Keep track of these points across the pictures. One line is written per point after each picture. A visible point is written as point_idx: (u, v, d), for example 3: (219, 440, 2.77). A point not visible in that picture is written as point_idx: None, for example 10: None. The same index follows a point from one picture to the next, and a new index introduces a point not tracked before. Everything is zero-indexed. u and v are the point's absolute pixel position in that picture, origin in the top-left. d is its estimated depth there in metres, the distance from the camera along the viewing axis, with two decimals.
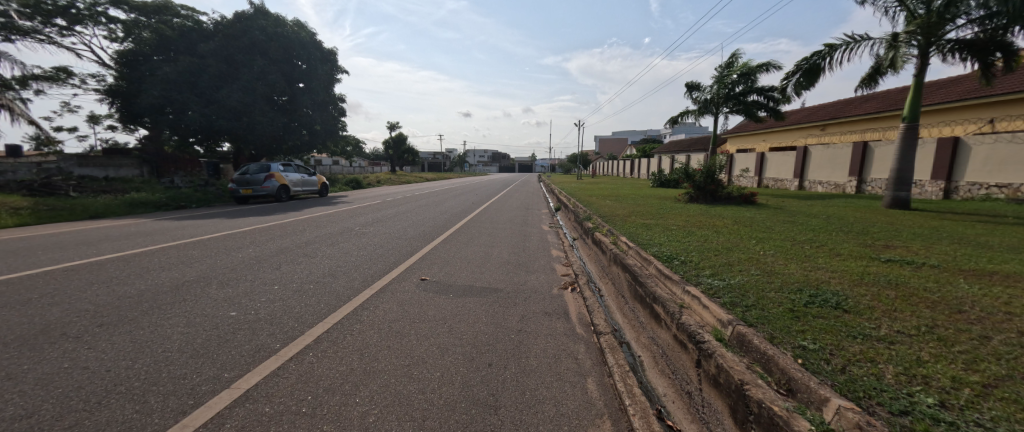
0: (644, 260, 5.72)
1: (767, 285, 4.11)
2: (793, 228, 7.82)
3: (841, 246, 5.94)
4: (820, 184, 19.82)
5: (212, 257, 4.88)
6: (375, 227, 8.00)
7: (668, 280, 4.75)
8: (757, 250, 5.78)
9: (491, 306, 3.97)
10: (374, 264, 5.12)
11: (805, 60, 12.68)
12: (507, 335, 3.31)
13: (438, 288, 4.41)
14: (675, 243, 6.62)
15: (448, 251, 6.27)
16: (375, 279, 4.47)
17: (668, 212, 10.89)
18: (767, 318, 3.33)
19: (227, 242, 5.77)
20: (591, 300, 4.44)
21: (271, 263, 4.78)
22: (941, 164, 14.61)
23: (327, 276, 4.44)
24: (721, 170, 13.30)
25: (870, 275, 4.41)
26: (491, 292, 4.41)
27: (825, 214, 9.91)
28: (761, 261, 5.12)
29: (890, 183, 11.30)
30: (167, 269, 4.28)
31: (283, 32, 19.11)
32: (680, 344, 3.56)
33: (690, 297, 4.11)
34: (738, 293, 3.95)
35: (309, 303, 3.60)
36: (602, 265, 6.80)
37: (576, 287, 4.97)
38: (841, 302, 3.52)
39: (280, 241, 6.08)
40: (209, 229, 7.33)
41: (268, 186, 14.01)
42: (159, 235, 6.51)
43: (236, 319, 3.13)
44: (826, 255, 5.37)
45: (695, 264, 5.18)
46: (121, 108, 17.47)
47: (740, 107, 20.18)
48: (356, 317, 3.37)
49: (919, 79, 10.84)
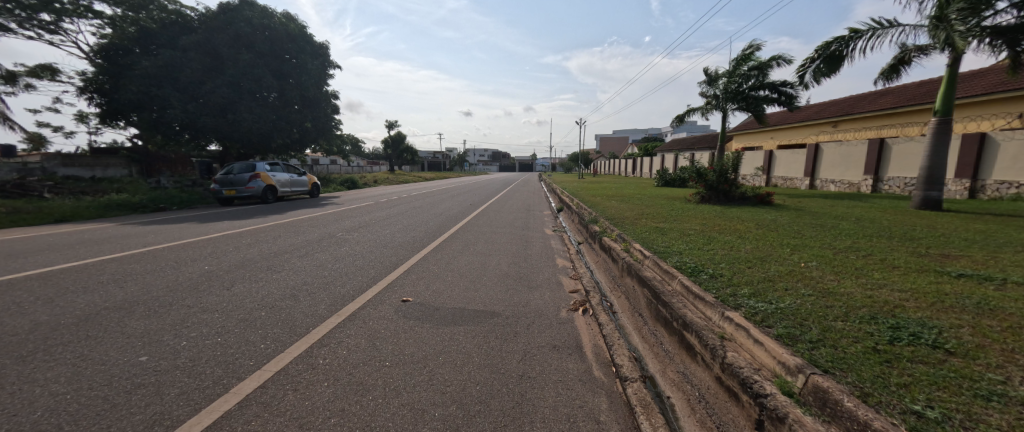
0: (665, 273, 4.93)
1: (828, 311, 3.32)
2: (825, 233, 6.97)
3: (892, 256, 5.12)
4: (833, 183, 19.06)
5: (153, 274, 4.08)
6: (359, 233, 7.20)
7: (698, 301, 3.97)
8: (795, 261, 4.98)
9: (486, 338, 3.17)
10: (348, 282, 4.30)
11: (825, 46, 11.85)
12: (505, 386, 2.51)
13: (422, 313, 3.60)
14: (697, 251, 5.80)
15: (439, 262, 5.47)
16: (346, 302, 3.67)
17: (681, 213, 10.10)
18: (849, 363, 2.52)
19: (184, 253, 5.01)
20: (608, 326, 3.65)
21: (223, 281, 3.97)
22: (967, 161, 13.82)
23: (285, 299, 3.63)
24: (734, 169, 12.47)
25: (949, 295, 3.61)
26: (486, 318, 3.61)
27: (853, 216, 9.10)
28: (808, 276, 4.32)
29: (920, 182, 10.50)
30: (88, 292, 3.49)
31: (269, 24, 18.27)
32: (725, 389, 2.77)
33: (732, 326, 3.31)
34: (795, 323, 3.15)
35: (251, 339, 2.79)
36: (613, 276, 6.03)
37: (587, 309, 4.16)
38: (937, 338, 2.72)
39: (245, 251, 5.28)
40: (174, 235, 6.55)
41: (253, 186, 13.19)
42: (111, 243, 5.75)
43: (144, 370, 2.33)
44: (881, 268, 4.57)
45: (728, 280, 4.37)
46: (101, 104, 16.62)
47: (750, 102, 19.30)
48: (308, 362, 2.57)
49: (952, 69, 10.05)
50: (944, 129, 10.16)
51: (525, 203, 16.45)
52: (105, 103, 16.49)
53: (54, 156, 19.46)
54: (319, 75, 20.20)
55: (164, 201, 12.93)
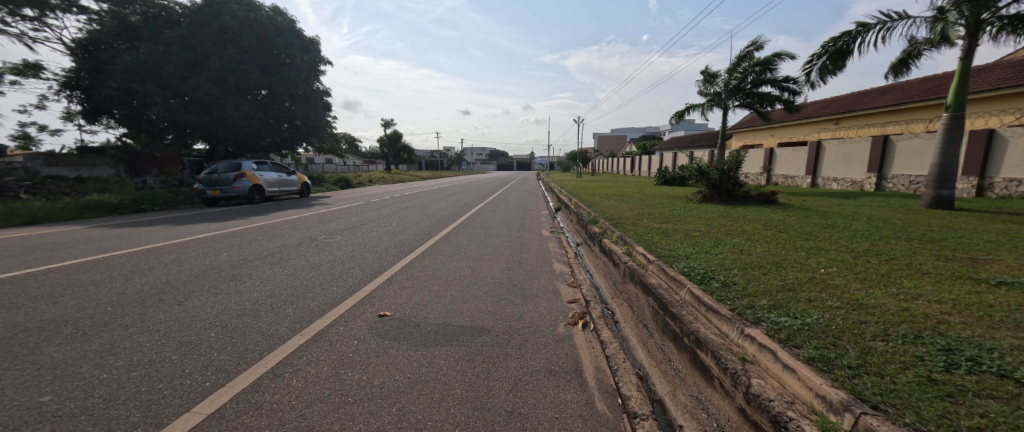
0: (672, 280, 4.50)
1: (863, 328, 2.89)
2: (838, 234, 6.55)
3: (918, 261, 4.71)
4: (836, 181, 18.70)
5: (97, 286, 3.62)
6: (343, 236, 6.74)
7: (712, 314, 3.54)
8: (813, 266, 4.57)
9: (471, 363, 2.73)
10: (319, 294, 3.83)
11: (832, 41, 11.47)
12: (490, 428, 2.06)
13: (400, 331, 3.15)
14: (705, 256, 5.38)
15: (426, 269, 5.02)
16: (312, 319, 3.22)
17: (684, 213, 9.69)
18: (903, 398, 2.09)
19: (146, 260, 4.56)
20: (611, 345, 3.22)
21: (176, 294, 3.51)
22: (974, 157, 13.45)
23: (243, 316, 3.17)
24: (739, 167, 12.03)
25: (996, 308, 3.19)
26: (473, 336, 3.16)
27: (866, 216, 8.66)
28: (831, 284, 3.92)
29: (931, 180, 10.11)
30: (14, 309, 3.03)
31: (255, 17, 17.70)
32: (750, 425, 2.33)
33: (754, 346, 2.88)
34: (828, 343, 2.72)
35: (189, 371, 2.34)
36: (614, 282, 5.60)
37: (588, 323, 3.72)
38: (1002, 365, 2.30)
39: (212, 257, 4.82)
40: (143, 238, 6.09)
41: (238, 186, 12.68)
42: (69, 249, 5.27)
43: (38, 416, 1.87)
44: (909, 275, 4.16)
45: (743, 289, 3.94)
46: (81, 100, 16.00)
47: (752, 99, 18.88)
48: (252, 399, 2.11)
49: (966, 62, 9.66)
50: (956, 126, 9.79)
51: (522, 202, 16.00)
52: (85, 100, 15.89)
53: (39, 155, 19.03)
54: (308, 71, 19.65)
55: (146, 201, 12.42)
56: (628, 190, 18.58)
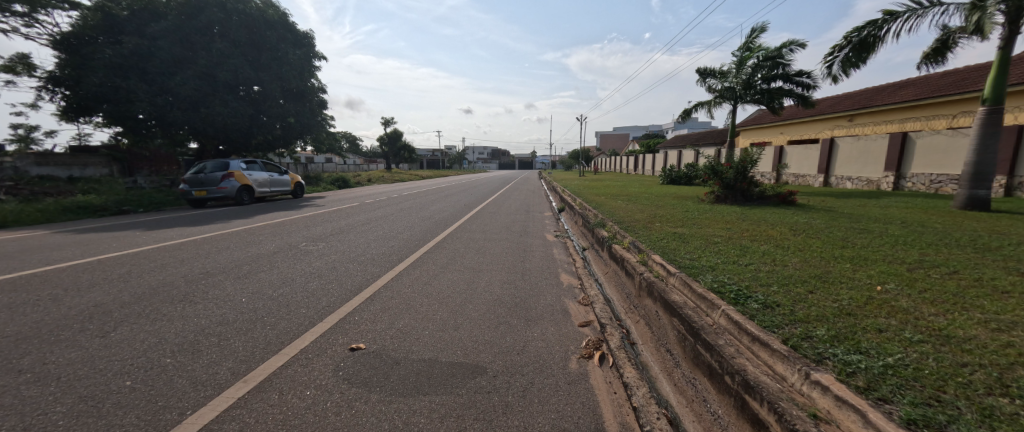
0: (699, 299, 3.83)
1: (969, 375, 2.23)
2: (876, 240, 5.89)
3: (986, 275, 4.02)
4: (850, 180, 17.96)
5: (15, 312, 3.01)
6: (327, 243, 6.13)
7: (759, 348, 2.86)
8: (865, 283, 3.91)
9: (459, 422, 2.09)
10: (283, 319, 3.19)
11: (856, 31, 10.74)
12: None
13: (373, 373, 2.51)
14: (734, 267, 4.71)
15: (415, 283, 4.40)
16: (265, 356, 2.59)
17: (699, 216, 9.03)
18: None
19: (92, 275, 3.94)
20: (639, 391, 2.58)
21: (105, 323, 2.89)
22: (1004, 155, 12.69)
23: (180, 352, 2.55)
24: (754, 165, 11.35)
25: None
26: (464, 379, 2.52)
27: (898, 219, 7.93)
28: (898, 307, 3.24)
29: (965, 179, 9.39)
30: None
31: (244, 10, 17.14)
32: None
33: (828, 400, 2.19)
34: (929, 399, 2.06)
35: None
36: (628, 295, 4.94)
37: (605, 358, 3.06)
38: None
39: (169, 272, 4.19)
40: (102, 246, 5.45)
41: (226, 186, 12.08)
42: (9, 260, 4.62)
43: None
44: (988, 295, 3.47)
45: (790, 312, 3.29)
46: (65, 97, 15.39)
47: (764, 95, 18.09)
48: None
49: (1006, 52, 8.94)
50: (993, 120, 9.07)
51: (524, 203, 15.36)
52: (69, 97, 15.26)
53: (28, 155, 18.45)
54: (300, 66, 19.04)
55: (131, 202, 11.81)
56: (634, 190, 17.92)
